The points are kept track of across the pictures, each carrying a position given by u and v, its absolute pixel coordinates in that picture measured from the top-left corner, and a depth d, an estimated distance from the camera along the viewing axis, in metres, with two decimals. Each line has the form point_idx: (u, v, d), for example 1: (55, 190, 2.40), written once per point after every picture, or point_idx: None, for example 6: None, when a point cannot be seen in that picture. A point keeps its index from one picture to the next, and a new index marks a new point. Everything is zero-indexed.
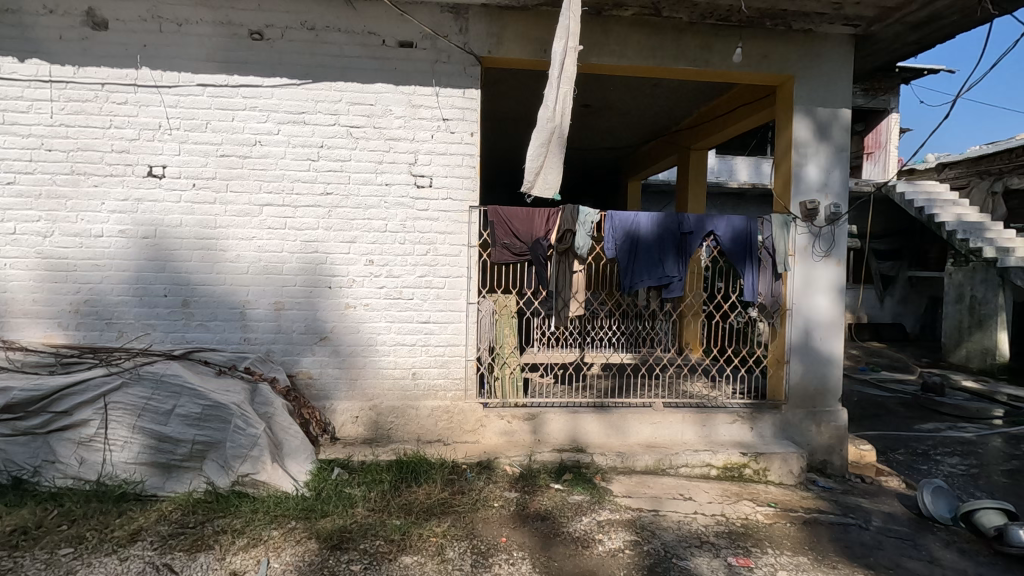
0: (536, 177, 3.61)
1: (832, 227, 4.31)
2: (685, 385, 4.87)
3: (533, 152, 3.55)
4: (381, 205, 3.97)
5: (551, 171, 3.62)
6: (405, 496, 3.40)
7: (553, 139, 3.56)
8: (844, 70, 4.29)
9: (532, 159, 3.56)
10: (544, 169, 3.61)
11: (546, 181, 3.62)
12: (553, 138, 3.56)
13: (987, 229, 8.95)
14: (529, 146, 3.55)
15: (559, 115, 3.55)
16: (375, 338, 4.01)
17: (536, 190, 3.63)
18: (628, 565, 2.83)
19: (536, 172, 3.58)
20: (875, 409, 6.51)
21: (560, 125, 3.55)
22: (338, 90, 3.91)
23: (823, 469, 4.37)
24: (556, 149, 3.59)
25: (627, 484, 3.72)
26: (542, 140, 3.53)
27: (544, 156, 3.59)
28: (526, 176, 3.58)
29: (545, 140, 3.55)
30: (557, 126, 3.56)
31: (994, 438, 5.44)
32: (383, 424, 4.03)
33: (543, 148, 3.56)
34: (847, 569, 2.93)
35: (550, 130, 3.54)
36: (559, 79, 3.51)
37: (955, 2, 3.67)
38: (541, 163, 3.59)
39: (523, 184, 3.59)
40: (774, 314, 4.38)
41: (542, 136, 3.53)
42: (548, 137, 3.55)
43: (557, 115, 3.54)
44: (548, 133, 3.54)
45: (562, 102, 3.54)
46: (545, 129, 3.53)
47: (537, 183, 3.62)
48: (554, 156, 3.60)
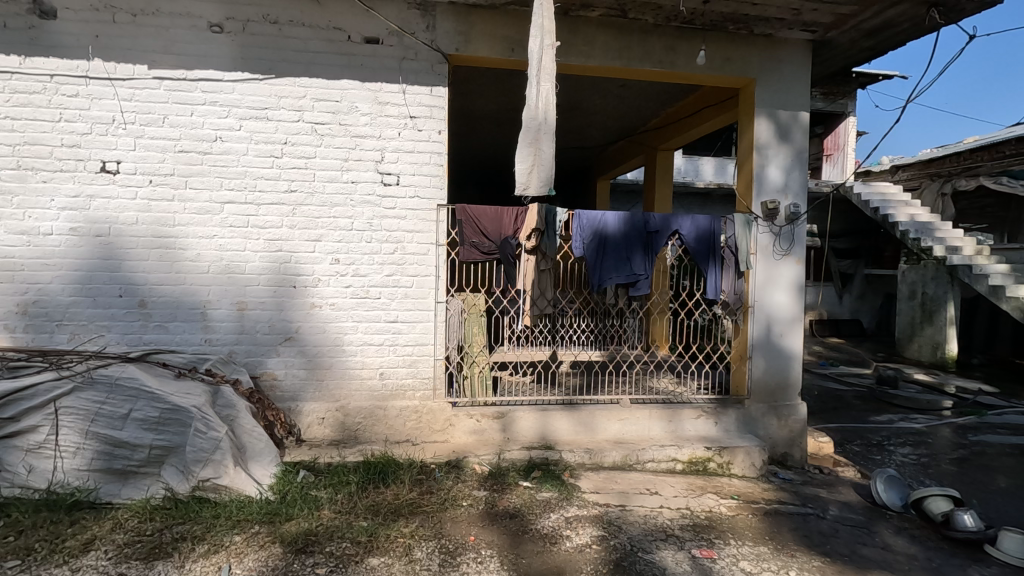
0: (529, 177, 3.62)
1: (791, 226, 4.45)
2: (652, 382, 4.96)
3: (522, 154, 3.58)
4: (348, 203, 3.92)
5: (543, 168, 3.62)
6: (373, 497, 3.36)
7: (542, 137, 3.56)
8: (802, 74, 4.43)
9: (522, 161, 3.59)
10: (537, 166, 3.61)
11: (540, 178, 3.63)
12: (541, 135, 3.56)
13: (937, 229, 9.36)
14: (518, 148, 3.58)
15: (542, 111, 3.55)
16: (341, 338, 3.95)
17: (531, 191, 3.65)
18: (595, 560, 2.86)
19: (528, 172, 3.61)
20: (834, 402, 6.75)
21: (545, 121, 3.55)
22: (302, 86, 3.84)
23: (784, 461, 4.51)
24: (546, 144, 3.58)
25: (595, 481, 3.76)
26: (529, 140, 3.56)
27: (534, 153, 3.60)
28: (520, 179, 3.62)
29: (532, 140, 3.57)
30: (542, 124, 3.56)
31: (943, 429, 5.70)
32: (351, 425, 3.98)
33: (532, 148, 3.58)
34: (805, 557, 3.02)
35: (535, 129, 3.55)
36: (538, 78, 3.53)
37: (905, 11, 3.82)
38: (532, 161, 3.61)
39: (517, 186, 3.62)
40: (737, 310, 4.47)
41: (528, 136, 3.56)
42: (536, 135, 3.56)
43: (540, 111, 3.54)
44: (534, 133, 3.56)
45: (545, 100, 3.55)
46: (531, 128, 3.55)
47: (532, 183, 3.64)
48: (545, 151, 3.59)
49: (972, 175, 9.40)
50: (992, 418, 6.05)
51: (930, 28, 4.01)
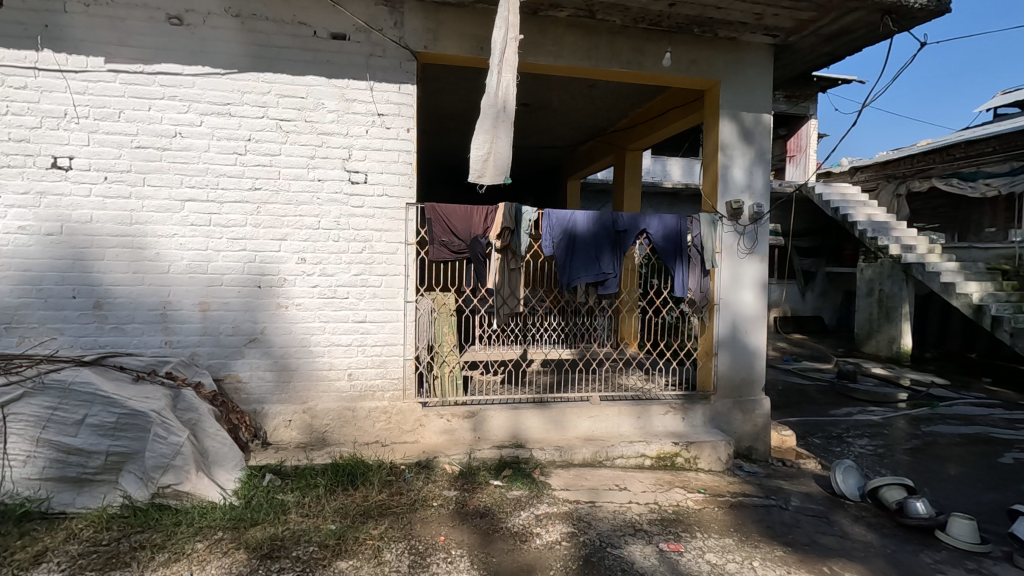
0: (484, 165, 3.62)
1: (755, 226, 4.56)
2: (621, 379, 5.03)
3: (479, 140, 3.58)
4: (313, 201, 3.85)
5: (500, 157, 3.62)
6: (342, 500, 3.32)
7: (499, 125, 3.58)
8: (765, 78, 4.54)
9: (478, 147, 3.59)
10: (493, 154, 3.61)
11: (497, 167, 3.63)
12: (499, 123, 3.58)
13: (893, 229, 9.74)
14: (475, 134, 3.58)
15: (502, 100, 3.58)
16: (308, 338, 3.88)
17: (486, 179, 3.65)
18: (565, 556, 2.88)
19: (484, 159, 3.61)
20: (796, 396, 6.96)
21: (503, 110, 3.58)
22: (267, 82, 3.75)
23: (749, 455, 4.62)
24: (503, 133, 3.61)
25: (566, 478, 3.79)
26: (486, 126, 3.56)
27: (491, 142, 3.60)
28: (475, 166, 3.61)
29: (489, 128, 3.57)
30: (501, 111, 3.58)
31: (898, 420, 5.94)
32: (319, 428, 3.92)
33: (489, 135, 3.58)
34: (768, 547, 3.11)
35: (493, 116, 3.57)
36: (500, 68, 3.53)
37: (862, 18, 3.95)
38: (488, 150, 3.61)
39: (471, 173, 3.62)
40: (703, 308, 4.56)
41: (486, 123, 3.56)
42: (494, 123, 3.57)
43: (500, 100, 3.57)
44: (492, 120, 3.57)
45: (505, 90, 3.58)
46: (489, 114, 3.57)
47: (487, 172, 3.63)
48: (501, 140, 3.60)
49: (924, 177, 9.97)
50: (943, 409, 6.34)
51: (884, 35, 4.18)
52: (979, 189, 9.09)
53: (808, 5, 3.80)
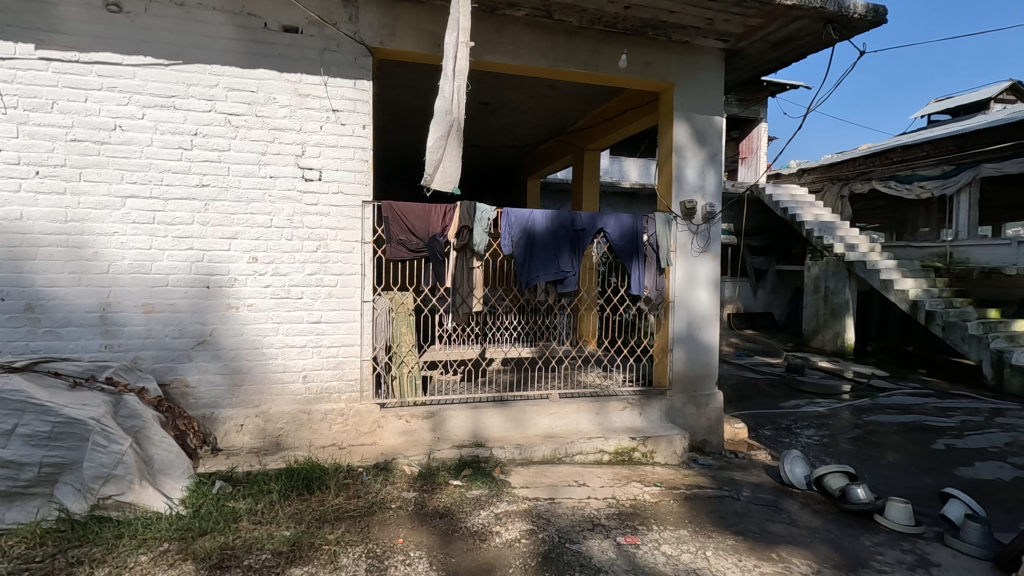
0: (435, 171, 3.59)
1: (707, 226, 4.70)
2: (580, 376, 5.10)
3: (432, 146, 3.53)
4: (266, 199, 3.73)
5: (451, 165, 3.63)
6: (296, 506, 3.24)
7: (452, 133, 3.57)
8: (716, 81, 4.68)
9: (431, 153, 3.54)
10: (444, 162, 3.60)
11: (446, 175, 3.63)
12: (452, 131, 3.58)
13: (837, 228, 10.20)
14: (427, 139, 3.52)
15: (455, 108, 3.57)
16: (261, 340, 3.76)
17: (435, 184, 3.63)
18: (524, 554, 2.90)
19: (436, 165, 3.57)
20: (748, 390, 7.21)
21: (456, 119, 3.58)
22: (214, 74, 3.61)
23: (703, 448, 4.76)
24: (455, 142, 3.60)
25: (525, 476, 3.80)
26: (440, 133, 3.52)
27: (443, 149, 3.58)
28: (426, 171, 3.58)
29: (443, 133, 3.54)
30: (454, 119, 3.57)
31: (842, 411, 6.23)
32: (273, 432, 3.81)
33: (442, 141, 3.55)
34: (721, 537, 3.21)
35: (448, 124, 3.54)
36: (453, 74, 3.51)
37: (805, 26, 4.12)
38: (440, 157, 3.59)
39: (423, 178, 3.58)
40: (658, 306, 4.65)
41: (440, 129, 3.52)
42: (447, 130, 3.55)
43: (454, 107, 3.55)
44: (446, 127, 3.54)
45: (459, 96, 3.56)
46: (445, 122, 3.53)
47: (437, 177, 3.61)
48: (452, 148, 3.60)
49: (865, 179, 10.46)
50: (882, 399, 6.69)
51: (826, 43, 4.37)
52: (915, 190, 9.55)
53: (755, 13, 3.94)
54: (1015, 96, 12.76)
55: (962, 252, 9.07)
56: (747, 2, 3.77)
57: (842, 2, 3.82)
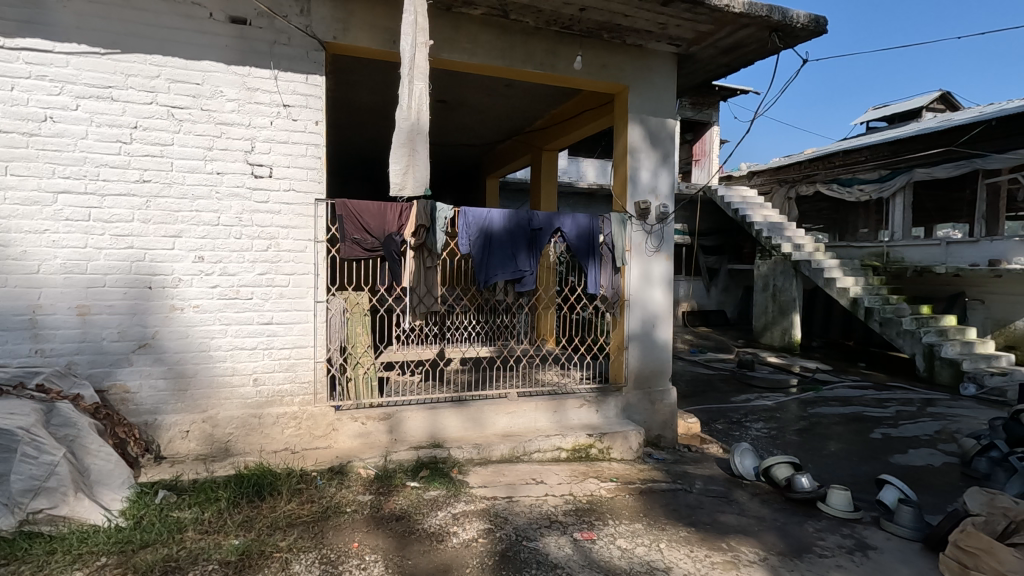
0: (405, 178, 3.55)
1: (661, 225, 4.80)
2: (539, 374, 5.17)
3: (397, 155, 3.51)
4: (212, 196, 3.59)
5: (420, 169, 3.57)
6: (246, 513, 3.13)
7: (416, 138, 3.54)
8: (669, 85, 4.79)
9: (397, 162, 3.52)
10: (412, 167, 3.55)
11: (417, 178, 3.57)
12: (414, 137, 3.54)
13: (785, 229, 10.62)
14: (391, 148, 3.50)
15: (416, 112, 3.53)
16: (208, 342, 3.62)
17: (408, 191, 3.57)
18: (481, 553, 2.89)
19: (403, 173, 3.54)
20: (702, 385, 7.43)
21: (417, 123, 3.54)
22: (155, 65, 3.45)
23: (658, 442, 4.87)
24: (421, 145, 3.56)
25: (483, 476, 3.79)
26: (400, 142, 3.51)
27: (410, 155, 3.54)
28: (395, 180, 3.53)
29: (405, 140, 3.52)
30: (415, 125, 3.54)
31: (789, 404, 6.50)
32: (221, 438, 3.67)
33: (405, 149, 3.53)
34: (674, 529, 3.29)
35: (408, 130, 3.52)
36: (412, 77, 3.49)
37: (753, 34, 4.27)
38: (408, 163, 3.55)
39: (393, 187, 3.53)
40: (614, 305, 4.72)
41: (401, 137, 3.51)
42: (409, 137, 3.53)
43: (414, 112, 3.52)
44: (407, 134, 3.52)
45: (418, 100, 3.53)
46: (405, 129, 3.51)
47: (408, 183, 3.56)
48: (420, 153, 3.55)
49: (810, 182, 10.93)
50: (826, 392, 7.02)
51: (772, 51, 4.54)
52: (855, 194, 10.13)
53: (705, 19, 4.05)
54: (944, 105, 13.61)
55: (898, 252, 9.62)
56: (697, 9, 3.88)
57: (785, 12, 3.99)
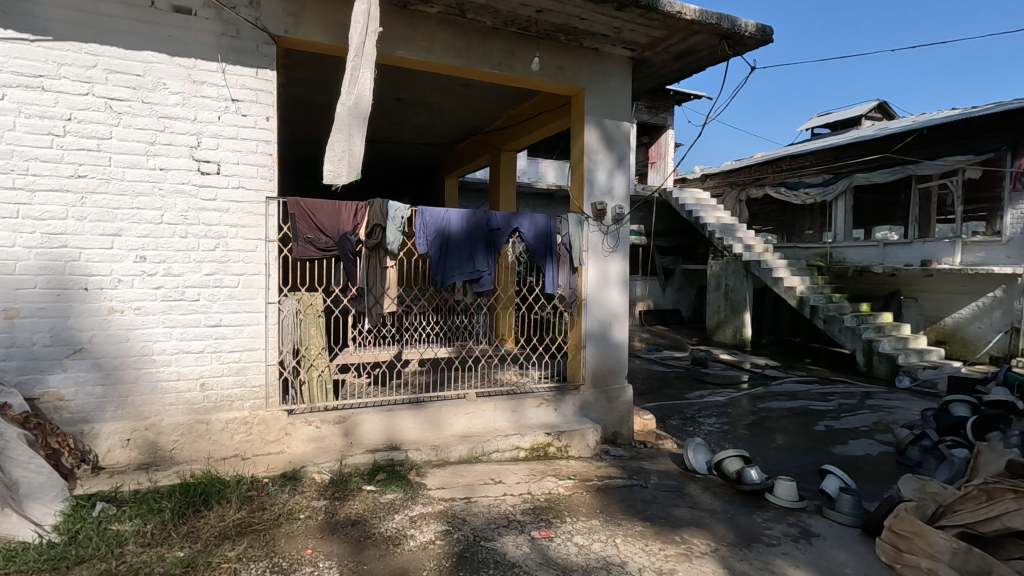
0: (340, 165, 3.48)
1: (617, 226, 4.88)
2: (498, 374, 5.27)
3: (334, 139, 3.43)
4: (155, 192, 3.43)
5: (355, 155, 3.52)
6: (193, 524, 3.01)
7: (354, 124, 3.47)
8: (624, 88, 4.88)
9: (334, 146, 3.44)
10: (348, 153, 3.49)
11: (352, 164, 3.52)
12: (353, 122, 3.47)
13: (736, 230, 10.98)
14: (330, 134, 3.42)
15: (355, 98, 3.46)
16: (150, 347, 3.46)
17: (343, 179, 3.51)
18: (438, 555, 2.87)
19: (339, 159, 3.47)
20: (658, 382, 7.61)
21: (357, 108, 3.47)
22: (91, 54, 3.27)
23: (615, 439, 4.95)
24: (359, 131, 3.50)
25: (441, 477, 3.76)
26: (340, 126, 3.43)
27: (347, 140, 3.47)
28: (330, 166, 3.45)
29: (343, 126, 3.44)
30: (355, 109, 3.47)
31: (740, 399, 6.73)
32: (164, 447, 3.51)
33: (343, 134, 3.45)
34: (630, 524, 3.36)
35: (347, 115, 3.45)
36: (358, 63, 3.41)
37: (704, 41, 4.40)
38: (344, 150, 3.47)
39: (327, 175, 3.44)
40: (572, 305, 4.77)
41: (339, 123, 3.42)
42: (347, 121, 3.44)
43: (352, 97, 3.45)
44: (345, 119, 3.45)
45: (361, 87, 3.46)
46: (343, 114, 3.43)
47: (343, 170, 3.49)
48: (357, 138, 3.50)
49: (760, 185, 11.35)
50: (774, 388, 7.30)
51: (722, 58, 4.69)
52: (801, 197, 10.54)
53: (659, 24, 4.15)
54: (881, 114, 14.39)
55: (840, 253, 10.12)
56: (651, 14, 3.97)
57: (735, 21, 4.13)
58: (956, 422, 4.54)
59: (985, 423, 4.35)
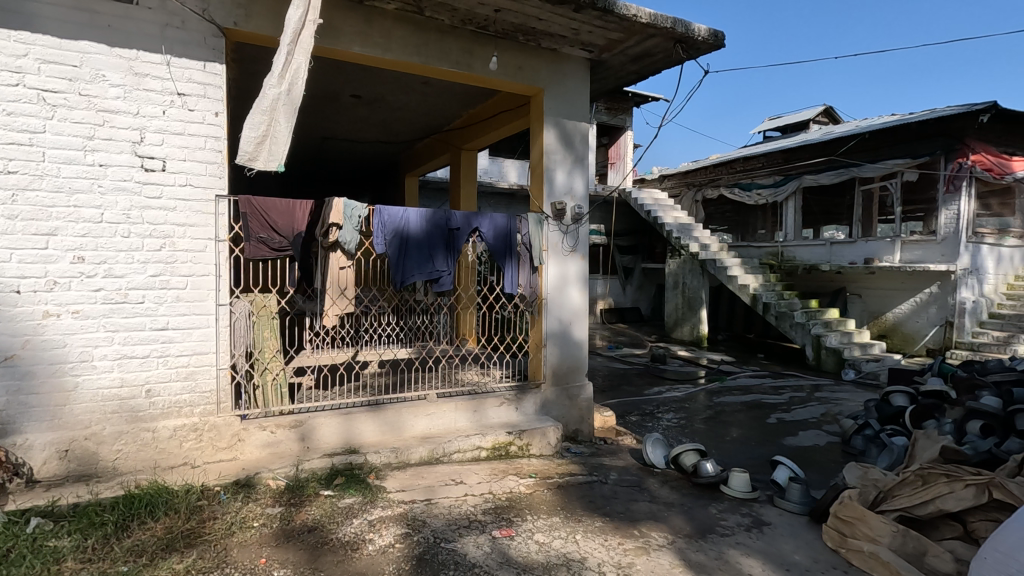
0: (258, 148, 3.35)
1: (576, 225, 4.93)
2: (459, 373, 5.28)
3: (254, 120, 3.30)
4: (93, 190, 3.26)
5: (277, 143, 3.39)
6: (138, 536, 2.88)
7: (279, 109, 3.37)
8: (580, 89, 4.93)
9: (252, 128, 3.31)
10: (269, 138, 3.37)
11: (273, 151, 3.39)
12: (279, 106, 3.36)
13: (693, 229, 11.26)
14: (248, 113, 3.29)
15: (286, 84, 3.36)
16: (89, 353, 3.28)
17: (258, 163, 3.36)
18: (398, 559, 2.84)
19: (257, 142, 3.33)
20: (618, 379, 7.73)
21: (286, 94, 3.37)
22: (22, 42, 3.08)
23: (576, 437, 5.01)
24: (283, 117, 3.39)
25: (401, 479, 3.71)
26: (263, 107, 3.30)
27: (268, 124, 3.36)
28: (246, 147, 3.31)
29: (267, 109, 3.33)
30: (284, 94, 3.37)
31: (697, 395, 6.90)
32: (106, 457, 3.33)
33: (265, 117, 3.33)
34: (589, 520, 3.40)
35: (274, 99, 3.33)
36: (291, 49, 3.32)
37: (658, 44, 4.49)
38: (265, 133, 3.36)
39: (242, 155, 3.30)
40: (532, 304, 4.80)
41: (261, 105, 3.30)
42: (272, 104, 3.33)
43: (282, 82, 3.35)
44: (270, 103, 3.33)
45: (293, 73, 3.37)
46: (268, 97, 3.31)
47: (260, 155, 3.36)
48: (281, 124, 3.39)
49: (715, 186, 11.68)
50: (730, 382, 7.54)
51: (676, 61, 4.80)
52: (753, 198, 10.88)
53: (615, 27, 4.22)
54: (828, 119, 15.03)
55: (790, 252, 10.56)
56: (607, 16, 4.03)
57: (689, 26, 4.24)
58: (896, 411, 4.79)
59: (922, 412, 4.64)
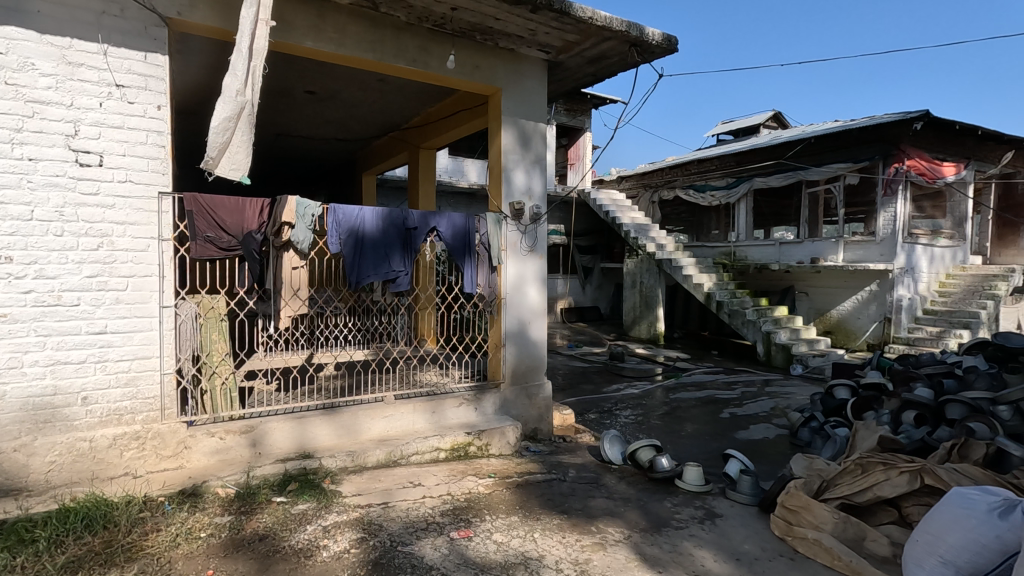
0: (220, 154, 3.21)
1: (535, 225, 4.95)
2: (418, 375, 5.23)
3: (218, 125, 3.14)
4: (22, 185, 3.06)
5: (240, 153, 3.29)
6: (73, 551, 2.73)
7: (243, 118, 3.26)
8: (539, 90, 4.96)
9: (216, 133, 3.15)
10: (232, 145, 3.26)
11: (234, 161, 3.28)
12: (243, 115, 3.24)
13: (649, 229, 11.50)
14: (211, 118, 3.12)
15: (247, 91, 3.26)
16: (17, 358, 3.08)
17: (218, 170, 3.24)
18: (353, 564, 2.78)
19: (221, 148, 3.20)
20: (578, 377, 7.81)
21: (250, 102, 3.26)
22: None
23: (535, 435, 5.04)
24: (246, 125, 3.28)
25: (357, 483, 3.64)
26: (228, 114, 3.16)
27: (232, 131, 3.22)
28: (210, 152, 3.16)
29: (233, 115, 3.19)
30: (246, 102, 3.25)
31: (653, 391, 7.05)
32: (37, 469, 3.13)
33: (231, 124, 3.19)
34: (548, 518, 3.42)
35: (238, 105, 3.20)
36: (248, 52, 3.21)
37: (614, 47, 4.56)
38: (228, 138, 3.22)
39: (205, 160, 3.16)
40: (491, 304, 4.79)
41: (229, 108, 3.16)
42: (236, 110, 3.20)
43: (247, 89, 3.24)
44: (238, 109, 3.20)
45: (252, 79, 3.28)
46: (234, 101, 3.18)
47: (222, 161, 3.23)
48: (243, 133, 3.28)
49: (670, 187, 11.86)
50: (685, 378, 7.74)
51: (632, 64, 4.88)
52: (707, 199, 11.24)
53: (572, 29, 4.26)
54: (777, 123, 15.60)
55: (743, 252, 10.91)
56: (563, 18, 4.07)
57: (643, 30, 4.32)
58: (838, 405, 5.04)
59: (861, 404, 4.82)
